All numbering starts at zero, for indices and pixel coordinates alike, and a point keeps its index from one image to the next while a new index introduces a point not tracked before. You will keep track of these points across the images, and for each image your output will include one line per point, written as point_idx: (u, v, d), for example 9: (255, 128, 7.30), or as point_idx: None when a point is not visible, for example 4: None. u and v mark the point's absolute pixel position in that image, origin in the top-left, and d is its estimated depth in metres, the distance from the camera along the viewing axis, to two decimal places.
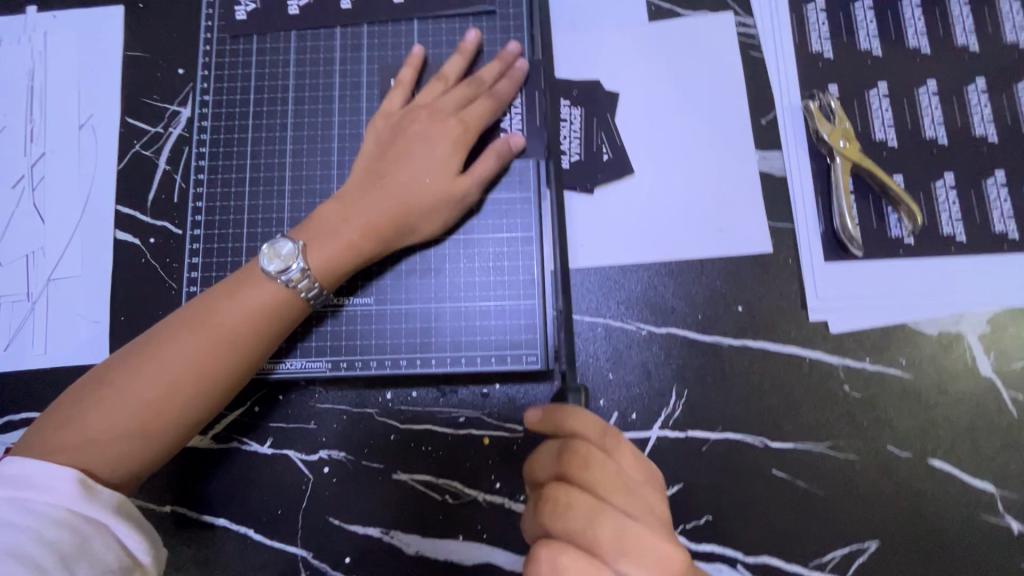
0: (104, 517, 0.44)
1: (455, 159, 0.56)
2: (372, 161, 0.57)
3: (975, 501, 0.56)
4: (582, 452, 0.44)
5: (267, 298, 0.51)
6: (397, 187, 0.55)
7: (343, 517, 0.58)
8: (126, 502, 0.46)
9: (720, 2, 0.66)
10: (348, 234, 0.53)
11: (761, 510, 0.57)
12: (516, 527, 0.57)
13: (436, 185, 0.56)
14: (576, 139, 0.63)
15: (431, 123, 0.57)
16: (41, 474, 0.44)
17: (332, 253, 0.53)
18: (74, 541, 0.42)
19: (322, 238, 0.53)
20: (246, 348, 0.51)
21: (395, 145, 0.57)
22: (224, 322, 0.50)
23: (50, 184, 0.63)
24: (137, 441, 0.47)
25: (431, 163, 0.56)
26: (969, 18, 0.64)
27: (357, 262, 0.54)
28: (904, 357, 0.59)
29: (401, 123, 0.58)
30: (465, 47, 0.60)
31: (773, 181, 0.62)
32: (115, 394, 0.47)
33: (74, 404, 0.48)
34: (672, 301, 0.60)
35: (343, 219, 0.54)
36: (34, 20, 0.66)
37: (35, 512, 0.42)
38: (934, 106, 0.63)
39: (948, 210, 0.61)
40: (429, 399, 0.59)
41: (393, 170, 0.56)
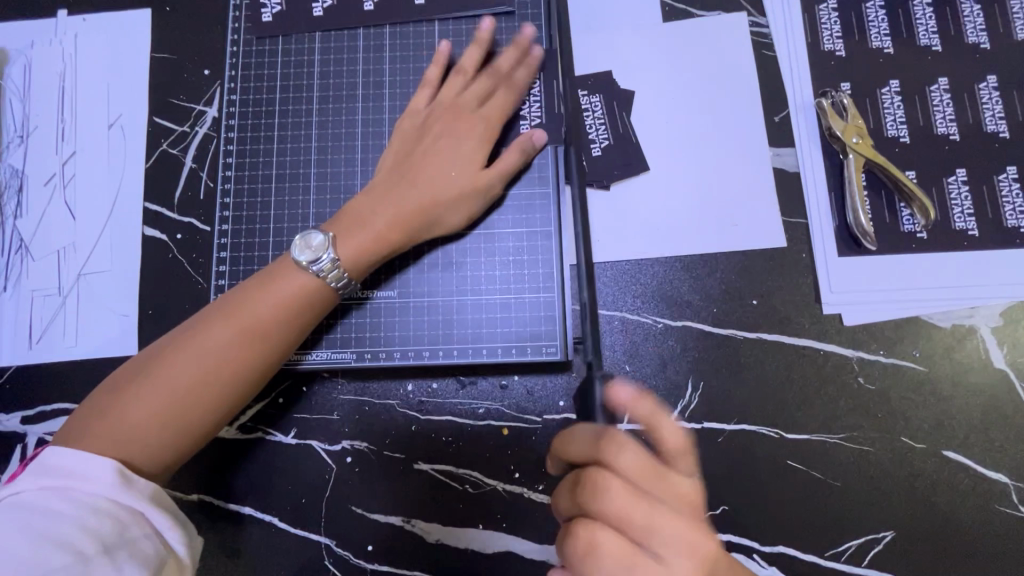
0: (140, 505, 0.45)
1: (480, 151, 0.58)
2: (401, 158, 0.59)
3: (989, 492, 0.57)
4: (618, 439, 0.44)
5: (295, 291, 0.53)
6: (425, 179, 0.57)
7: (365, 506, 0.59)
8: (161, 492, 0.48)
9: (733, 3, 0.67)
10: (378, 225, 0.55)
11: (777, 500, 0.58)
12: (534, 516, 0.58)
13: (465, 177, 0.57)
14: (602, 125, 0.64)
15: (455, 121, 0.59)
16: (82, 463, 0.46)
17: (364, 243, 0.54)
18: (114, 528, 0.43)
19: (354, 228, 0.55)
20: (277, 339, 0.52)
21: (422, 142, 0.59)
22: (255, 315, 0.51)
23: (81, 182, 0.65)
24: (173, 432, 0.49)
25: (458, 157, 0.58)
26: (981, 15, 0.65)
27: (386, 253, 0.56)
28: (919, 349, 0.60)
29: (426, 120, 0.60)
30: (482, 40, 0.62)
31: (786, 177, 0.63)
32: (152, 383, 0.49)
33: (113, 393, 0.49)
34: (688, 295, 0.61)
35: (372, 211, 0.56)
36: (65, 23, 0.68)
37: (77, 500, 0.44)
38: (946, 103, 0.64)
39: (961, 205, 0.62)
40: (449, 390, 0.60)
41: (420, 164, 0.57)
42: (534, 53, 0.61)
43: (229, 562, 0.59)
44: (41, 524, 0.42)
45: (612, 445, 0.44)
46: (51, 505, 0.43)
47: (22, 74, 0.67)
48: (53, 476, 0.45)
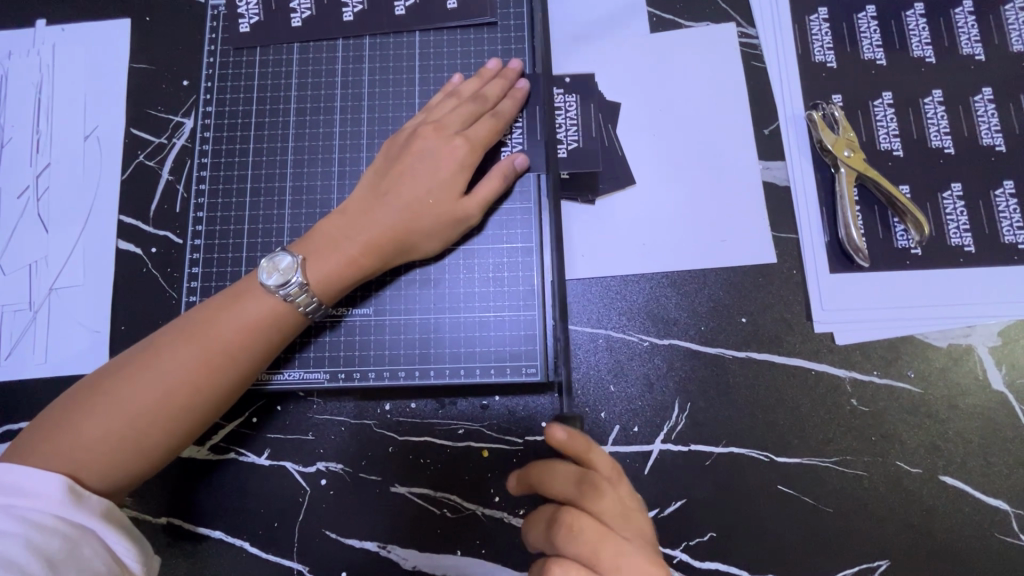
0: (92, 523, 0.44)
1: (459, 179, 0.56)
2: (376, 178, 0.56)
3: (987, 519, 0.55)
4: (596, 482, 0.44)
5: (265, 311, 0.51)
6: (400, 204, 0.54)
7: (340, 531, 0.57)
8: (116, 510, 0.46)
9: (721, 13, 0.66)
10: (349, 250, 0.53)
11: (767, 526, 0.56)
12: (515, 542, 0.56)
13: (438, 206, 0.55)
14: (573, 126, 0.62)
15: (440, 144, 0.56)
16: (30, 482, 0.44)
17: (332, 268, 0.53)
18: (64, 547, 0.42)
19: (321, 253, 0.53)
20: (244, 361, 0.50)
21: (400, 162, 0.56)
22: (220, 332, 0.50)
23: (55, 195, 0.64)
24: (128, 450, 0.47)
25: (435, 182, 0.55)
26: (975, 27, 0.64)
27: (356, 278, 0.54)
28: (914, 370, 0.58)
29: (408, 140, 0.57)
30: (487, 73, 0.60)
31: (776, 191, 0.62)
32: (110, 402, 0.47)
33: (69, 411, 0.47)
34: (675, 313, 0.60)
35: (344, 235, 0.54)
36: (43, 33, 0.67)
37: (23, 518, 0.42)
38: (940, 116, 0.62)
39: (956, 220, 0.60)
40: (427, 411, 0.58)
41: (396, 188, 0.55)
42: (520, 85, 0.59)
43: None
44: None
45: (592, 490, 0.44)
46: None
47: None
48: None
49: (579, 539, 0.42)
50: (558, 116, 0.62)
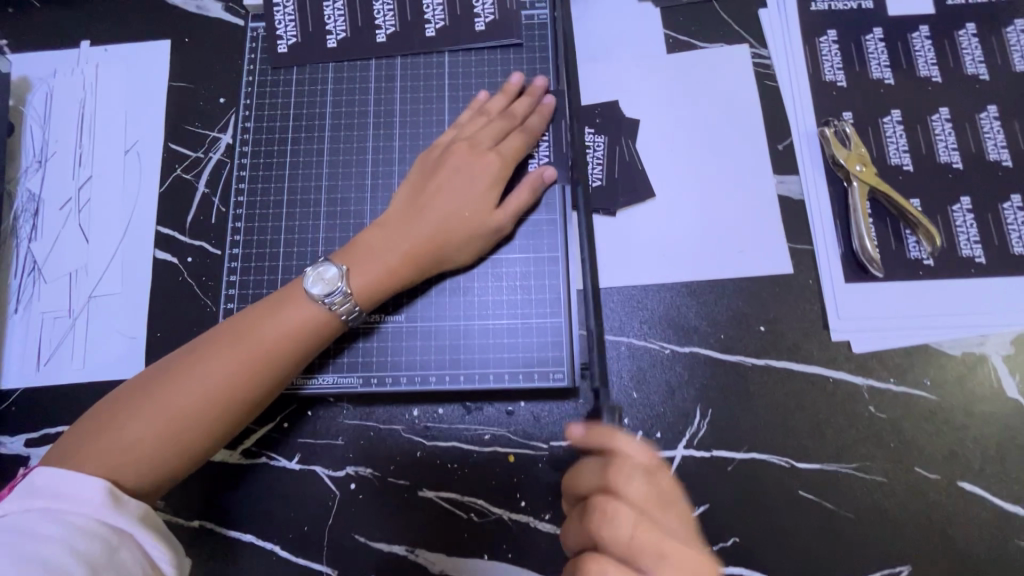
0: (128, 527, 0.45)
1: (492, 192, 0.59)
2: (411, 193, 0.59)
3: (1006, 525, 0.56)
4: (626, 469, 0.44)
5: (303, 320, 0.53)
6: (438, 217, 0.57)
7: (369, 534, 0.58)
8: (150, 515, 0.47)
9: (735, 36, 0.69)
10: (387, 261, 0.55)
11: (789, 531, 0.56)
12: (541, 546, 0.57)
13: (473, 218, 0.58)
14: (599, 165, 0.65)
15: (473, 158, 0.59)
16: (70, 486, 0.45)
17: (371, 278, 0.55)
18: (102, 550, 0.43)
19: (362, 264, 0.55)
20: (280, 368, 0.52)
21: (435, 177, 0.59)
22: (256, 338, 0.51)
23: (95, 206, 0.66)
24: (164, 453, 0.48)
25: (470, 196, 0.58)
26: (979, 48, 0.67)
27: (393, 288, 0.56)
28: (930, 377, 0.59)
29: (442, 156, 0.60)
30: (510, 89, 0.63)
31: (791, 204, 0.64)
32: (152, 407, 0.49)
33: (112, 414, 0.49)
34: (695, 321, 0.61)
35: (383, 247, 0.56)
36: (87, 54, 0.70)
37: (64, 522, 0.43)
38: (948, 132, 0.65)
39: (967, 232, 0.62)
40: (454, 417, 0.60)
41: (433, 202, 0.58)
42: (544, 101, 0.62)
43: None
44: (28, 544, 0.41)
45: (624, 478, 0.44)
46: (37, 527, 0.42)
47: (44, 102, 0.69)
48: (41, 496, 0.44)
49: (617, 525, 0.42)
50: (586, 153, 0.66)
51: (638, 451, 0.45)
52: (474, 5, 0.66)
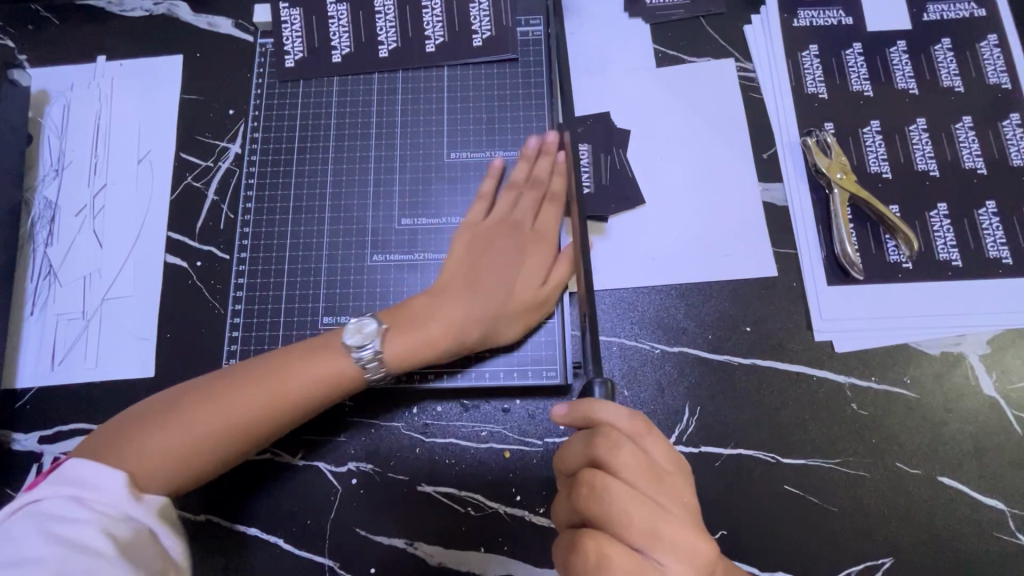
0: (149, 519, 0.47)
1: (536, 267, 0.60)
2: (462, 264, 0.60)
3: (985, 518, 0.58)
4: (611, 437, 0.46)
5: (334, 367, 0.54)
6: (486, 290, 0.59)
7: (369, 528, 0.60)
8: (167, 509, 0.50)
9: (721, 50, 0.72)
10: (431, 329, 0.57)
11: (775, 524, 0.58)
12: (536, 539, 0.59)
13: (520, 292, 0.59)
14: (587, 173, 0.68)
15: (517, 238, 0.61)
16: (100, 480, 0.47)
17: (414, 346, 0.56)
18: (127, 535, 0.45)
19: (408, 334, 0.56)
20: (303, 408, 0.54)
21: (477, 251, 0.61)
22: (289, 381, 0.53)
23: (109, 213, 0.69)
24: (188, 474, 0.51)
25: (514, 269, 0.60)
26: (953, 62, 0.70)
27: (431, 357, 0.57)
28: (909, 376, 0.61)
29: (481, 229, 0.62)
30: (528, 153, 0.65)
31: (775, 211, 0.67)
32: (177, 422, 0.51)
33: (145, 421, 0.51)
34: (684, 323, 0.64)
35: (428, 317, 0.57)
36: (103, 68, 0.74)
37: (92, 509, 0.45)
38: (924, 142, 0.68)
39: (944, 237, 0.65)
40: (452, 414, 0.62)
41: (479, 275, 0.59)
42: (562, 158, 0.64)
43: None
44: (58, 527, 0.43)
45: (608, 447, 0.46)
46: (65, 512, 0.45)
47: (61, 115, 0.72)
48: (69, 485, 0.47)
49: (604, 497, 0.44)
50: None
51: (621, 420, 0.46)
52: (472, 22, 0.69)
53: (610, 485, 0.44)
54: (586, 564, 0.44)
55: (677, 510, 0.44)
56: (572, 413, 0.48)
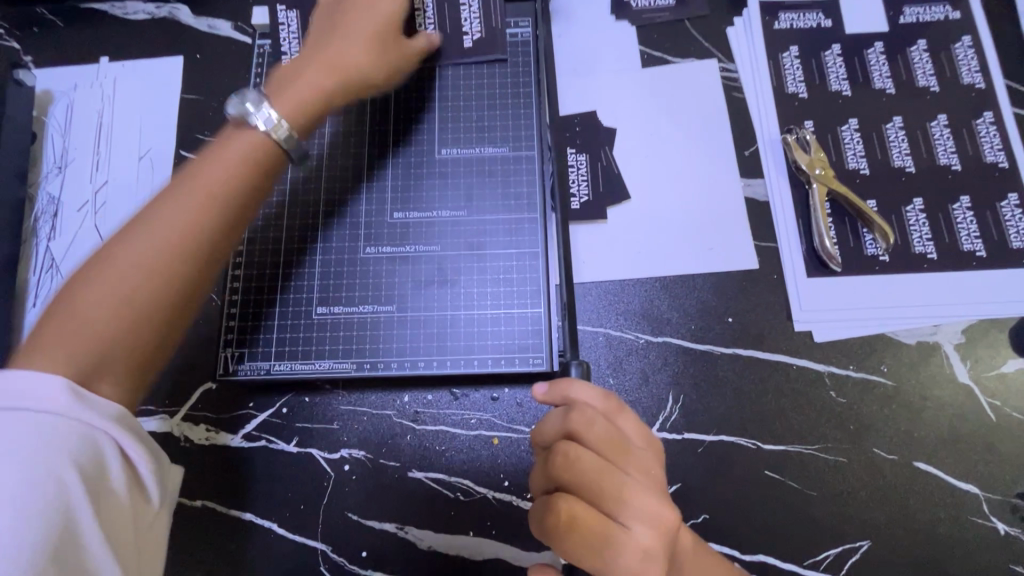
0: (109, 432, 0.43)
1: (377, 27, 0.63)
2: (316, 40, 0.64)
3: (959, 502, 0.59)
4: (586, 413, 0.48)
5: (246, 144, 0.55)
6: (326, 56, 0.61)
7: (361, 513, 0.61)
8: (128, 417, 0.45)
9: (704, 51, 0.75)
10: (313, 80, 0.60)
11: (756, 508, 0.60)
12: (524, 523, 0.60)
13: (387, 47, 0.64)
14: (583, 181, 0.70)
15: (370, 35, 0.63)
16: (42, 391, 0.42)
17: (302, 98, 0.59)
18: (89, 460, 0.42)
19: (296, 88, 0.59)
20: (238, 183, 0.53)
21: (339, 29, 0.63)
22: (198, 219, 0.51)
23: (110, 208, 0.71)
24: (132, 349, 0.48)
25: (373, 19, 0.63)
26: (929, 63, 0.72)
27: (325, 104, 0.60)
28: (886, 364, 0.63)
29: (334, 35, 0.63)
30: None
31: (757, 206, 0.69)
32: (101, 296, 0.47)
33: (57, 316, 0.47)
34: (668, 313, 0.66)
35: (304, 70, 0.61)
36: (106, 69, 0.76)
37: (37, 421, 0.41)
38: (901, 139, 0.70)
39: (919, 231, 0.67)
40: (442, 402, 0.64)
41: (336, 33, 0.63)
42: None
43: (227, 568, 0.60)
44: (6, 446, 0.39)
45: (582, 421, 0.48)
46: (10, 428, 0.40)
47: (64, 114, 0.75)
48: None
49: (578, 468, 0.47)
50: (570, 173, 0.70)
51: (594, 398, 0.50)
52: (463, 24, 0.71)
53: (583, 456, 0.47)
54: (560, 529, 0.46)
55: (645, 481, 0.47)
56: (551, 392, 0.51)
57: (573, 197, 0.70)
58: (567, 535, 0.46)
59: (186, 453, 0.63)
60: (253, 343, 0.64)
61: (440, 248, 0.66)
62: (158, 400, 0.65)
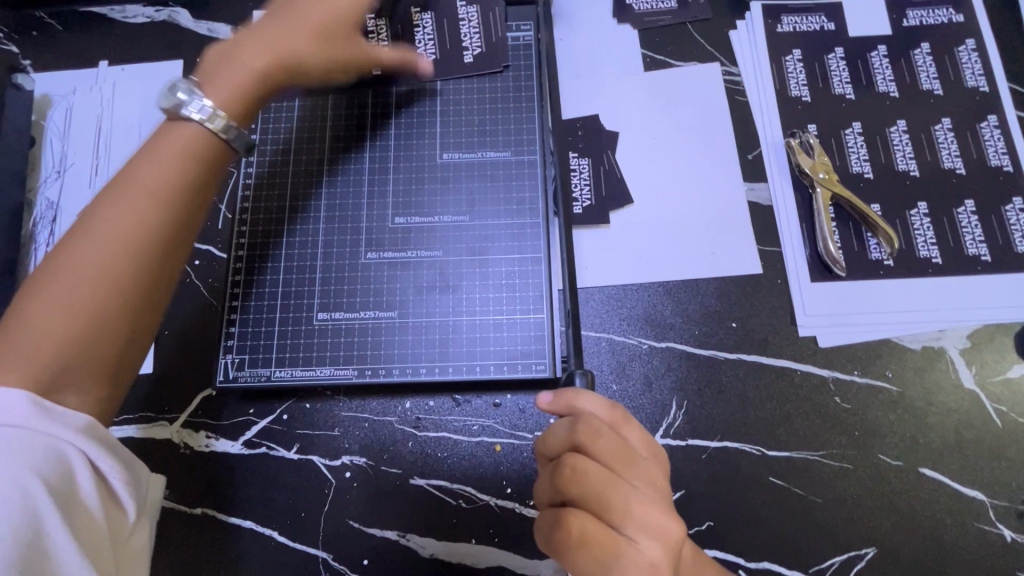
0: (79, 444, 0.43)
1: (324, 19, 0.61)
2: (263, 21, 0.60)
3: (965, 508, 0.59)
4: (593, 424, 0.48)
5: (187, 135, 0.53)
6: (265, 42, 0.58)
7: (363, 520, 0.61)
8: (96, 427, 0.45)
9: (707, 55, 0.74)
10: (247, 62, 0.57)
11: (760, 515, 0.60)
12: (527, 531, 0.60)
13: (336, 38, 0.61)
14: (586, 186, 0.69)
15: (315, 23, 0.60)
16: (0, 405, 0.41)
17: (231, 81, 0.56)
18: (61, 477, 0.42)
19: (232, 76, 0.56)
20: (187, 178, 0.52)
21: (286, 13, 0.60)
22: (140, 213, 0.49)
23: None
24: (101, 348, 0.47)
25: (321, 7, 0.61)
26: (933, 66, 0.72)
27: (258, 87, 0.57)
28: (891, 370, 0.63)
29: (278, 19, 0.60)
30: None
31: (760, 210, 0.69)
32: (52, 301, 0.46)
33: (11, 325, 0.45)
34: (671, 318, 0.65)
35: (243, 51, 0.58)
36: (105, 72, 0.76)
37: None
38: (905, 143, 0.70)
39: (924, 235, 0.67)
40: (445, 408, 0.63)
41: (281, 17, 0.60)
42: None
43: None
44: None
45: (589, 432, 0.48)
46: None
47: (63, 118, 0.74)
48: None
49: (584, 479, 0.46)
50: (573, 177, 0.70)
51: (600, 409, 0.49)
52: (463, 39, 0.72)
53: (590, 467, 0.47)
54: (568, 540, 0.46)
55: (652, 493, 0.47)
56: (557, 401, 0.51)
57: (575, 201, 0.69)
58: (575, 547, 0.46)
59: (185, 460, 0.63)
60: (254, 349, 0.64)
61: (442, 253, 0.66)
62: (158, 406, 0.64)
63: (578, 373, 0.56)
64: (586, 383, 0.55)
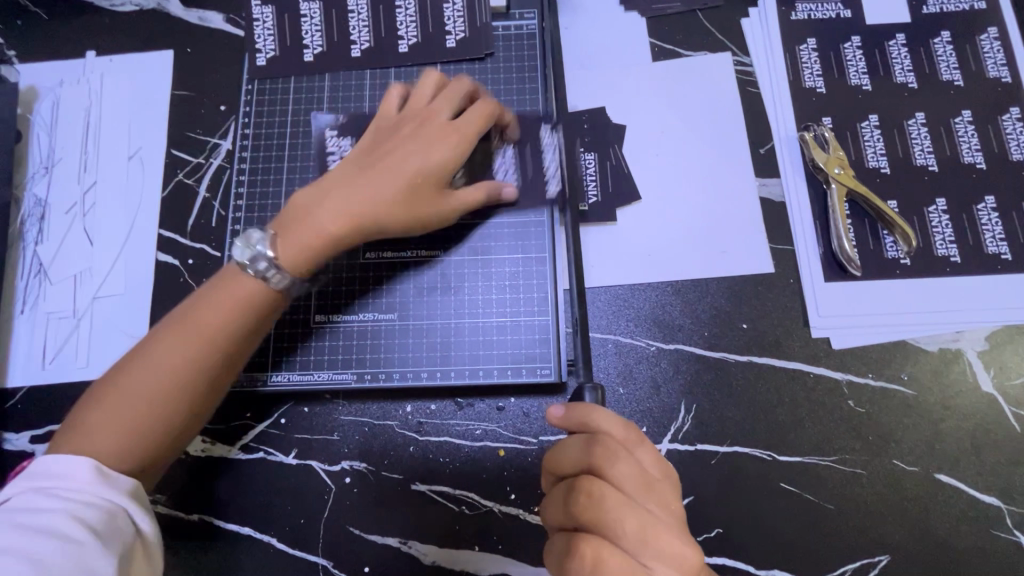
0: (121, 499, 0.46)
1: (418, 176, 0.57)
2: (343, 177, 0.58)
3: (982, 515, 0.57)
4: (608, 446, 0.47)
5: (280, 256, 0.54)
6: (342, 200, 0.56)
7: (364, 527, 0.59)
8: (141, 491, 0.48)
9: (718, 44, 0.71)
10: (314, 227, 0.55)
11: (771, 522, 0.58)
12: (531, 537, 0.58)
13: (423, 200, 0.58)
14: (592, 181, 0.67)
15: (399, 172, 0.57)
16: (68, 473, 0.46)
17: (298, 245, 0.54)
18: (102, 519, 0.44)
19: (302, 229, 0.55)
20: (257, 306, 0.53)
21: (383, 159, 0.58)
22: (204, 328, 0.51)
23: (99, 211, 0.68)
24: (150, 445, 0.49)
25: (421, 159, 0.58)
26: (953, 55, 0.69)
27: (322, 257, 0.55)
28: (907, 372, 0.61)
29: (368, 164, 0.58)
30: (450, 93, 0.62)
31: (773, 206, 0.66)
32: (117, 397, 0.49)
33: (86, 409, 0.49)
34: (680, 319, 0.63)
35: (316, 209, 0.56)
36: (93, 64, 0.73)
37: (60, 496, 0.44)
38: (923, 136, 0.67)
39: (942, 233, 0.64)
40: (447, 412, 0.61)
41: (368, 170, 0.58)
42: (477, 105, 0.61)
43: None
44: (26, 517, 0.42)
45: (604, 455, 0.46)
46: (37, 504, 0.43)
47: (51, 111, 0.72)
48: (35, 480, 0.45)
49: (599, 504, 0.45)
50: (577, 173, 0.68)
51: (616, 429, 0.48)
52: (446, 23, 0.69)
53: (607, 492, 0.45)
54: (582, 568, 0.44)
55: (668, 519, 0.45)
56: (572, 420, 0.49)
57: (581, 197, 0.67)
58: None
59: (181, 465, 0.61)
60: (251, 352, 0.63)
61: (444, 253, 0.64)
62: None
63: (589, 388, 0.53)
64: (596, 400, 0.53)
